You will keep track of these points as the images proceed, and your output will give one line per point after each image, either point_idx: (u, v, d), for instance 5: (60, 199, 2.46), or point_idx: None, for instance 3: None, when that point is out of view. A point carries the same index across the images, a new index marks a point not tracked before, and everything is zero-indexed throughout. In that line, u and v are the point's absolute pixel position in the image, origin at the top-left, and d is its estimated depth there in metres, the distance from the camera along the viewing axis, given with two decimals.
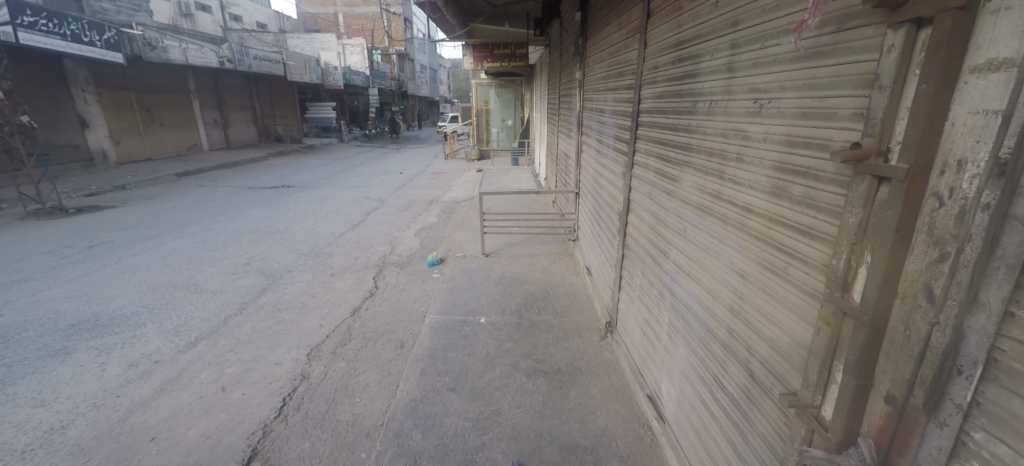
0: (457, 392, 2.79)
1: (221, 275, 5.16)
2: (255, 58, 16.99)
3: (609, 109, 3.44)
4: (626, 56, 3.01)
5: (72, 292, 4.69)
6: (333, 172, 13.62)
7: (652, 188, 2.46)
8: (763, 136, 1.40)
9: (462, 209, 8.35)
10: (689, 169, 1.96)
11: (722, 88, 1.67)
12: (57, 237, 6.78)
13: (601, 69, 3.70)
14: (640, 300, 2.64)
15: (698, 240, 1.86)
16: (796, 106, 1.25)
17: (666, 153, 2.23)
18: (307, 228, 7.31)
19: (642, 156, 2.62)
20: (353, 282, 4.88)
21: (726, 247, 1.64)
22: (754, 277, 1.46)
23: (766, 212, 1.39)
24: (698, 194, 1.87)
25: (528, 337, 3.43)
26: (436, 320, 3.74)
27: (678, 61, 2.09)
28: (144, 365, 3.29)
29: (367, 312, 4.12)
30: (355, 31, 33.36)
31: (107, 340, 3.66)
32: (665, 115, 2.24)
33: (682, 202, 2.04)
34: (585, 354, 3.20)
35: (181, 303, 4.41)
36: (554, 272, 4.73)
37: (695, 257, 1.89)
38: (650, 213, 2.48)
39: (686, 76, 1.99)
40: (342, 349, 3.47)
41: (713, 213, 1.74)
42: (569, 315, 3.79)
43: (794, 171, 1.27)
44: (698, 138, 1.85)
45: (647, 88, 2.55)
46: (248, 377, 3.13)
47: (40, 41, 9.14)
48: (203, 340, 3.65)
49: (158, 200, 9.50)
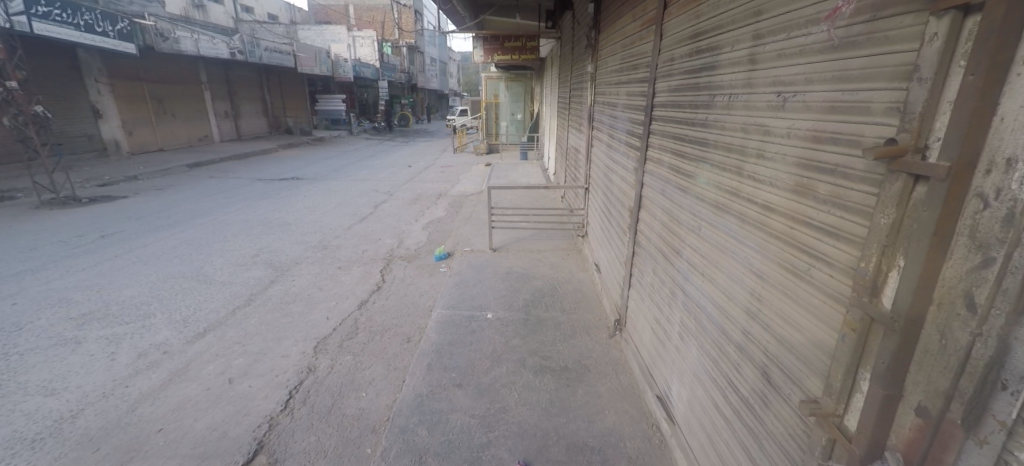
0: (463, 388, 2.77)
1: (230, 267, 5.19)
2: (265, 50, 17.06)
3: (621, 104, 3.37)
4: (639, 48, 2.94)
5: (84, 282, 4.74)
6: (342, 164, 13.65)
7: (665, 185, 2.39)
8: (787, 131, 1.34)
9: (470, 204, 8.33)
10: (705, 165, 1.89)
11: (742, 81, 1.61)
12: (71, 226, 6.87)
13: (614, 62, 3.63)
14: (651, 299, 2.59)
15: (713, 237, 1.81)
16: (824, 99, 1.19)
17: (681, 148, 2.17)
18: (315, 220, 7.32)
19: (656, 152, 2.55)
20: (361, 275, 4.87)
21: (744, 245, 1.58)
22: (772, 277, 1.41)
23: (786, 212, 1.34)
24: (714, 192, 1.81)
25: (536, 334, 3.39)
26: (442, 314, 3.71)
27: (695, 53, 2.03)
28: (153, 355, 3.31)
29: (374, 306, 4.11)
30: (365, 24, 33.38)
31: (117, 329, 3.70)
32: (681, 109, 2.17)
33: (697, 200, 1.98)
34: (593, 351, 3.16)
35: (190, 294, 4.44)
36: (562, 268, 4.68)
37: (709, 256, 1.84)
38: (663, 209, 2.42)
39: (704, 68, 1.93)
40: (348, 343, 3.46)
41: (730, 211, 1.68)
42: (576, 312, 3.75)
43: (820, 169, 1.20)
44: (716, 133, 1.79)
45: (661, 82, 2.49)
46: (254, 369, 3.14)
47: (54, 31, 9.25)
48: (211, 331, 3.67)
49: (170, 191, 9.60)
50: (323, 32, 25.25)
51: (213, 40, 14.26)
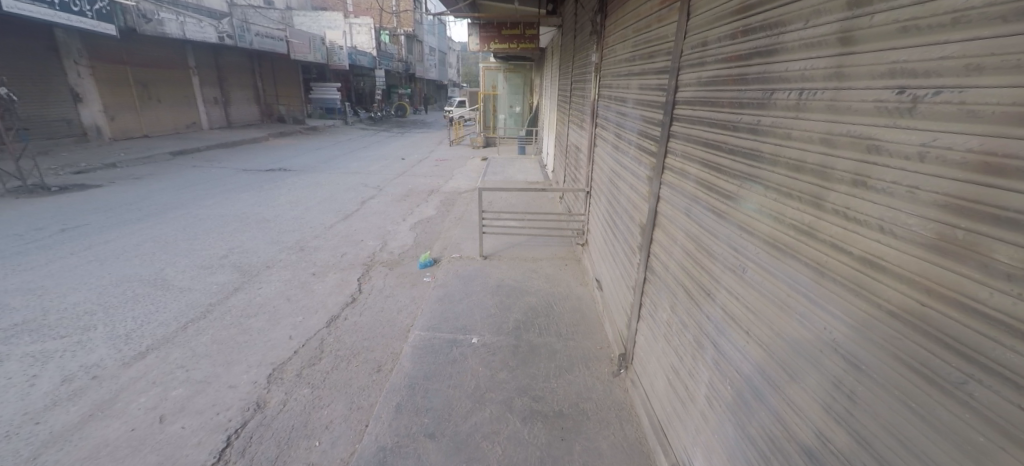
0: (435, 440, 2.30)
1: (194, 270, 4.69)
2: (256, 34, 16.43)
3: (632, 98, 2.87)
4: (657, 31, 2.44)
5: (26, 285, 4.22)
6: (332, 155, 13.10)
7: (691, 203, 1.90)
8: (918, 151, 0.86)
9: (463, 202, 7.80)
10: (754, 186, 1.43)
11: (825, 71, 1.12)
12: (32, 218, 6.35)
13: (623, 50, 3.13)
14: (667, 343, 2.12)
15: (768, 286, 1.34)
16: (1012, 102, 0.71)
17: (715, 159, 1.69)
18: (297, 217, 6.83)
19: (679, 162, 2.06)
20: (335, 284, 4.38)
21: (822, 312, 1.11)
22: (872, 369, 0.95)
23: (914, 277, 0.87)
24: (772, 224, 1.33)
25: (527, 366, 2.92)
26: (420, 338, 3.23)
27: (743, 33, 1.54)
28: (78, 381, 2.81)
29: (344, 323, 3.61)
30: (363, 11, 32.69)
31: (48, 345, 3.19)
32: (716, 108, 1.69)
33: (740, 230, 1.51)
34: (592, 391, 2.69)
35: (142, 302, 3.92)
36: (558, 282, 4.20)
37: (759, 308, 1.38)
38: (687, 234, 1.93)
39: (758, 52, 1.44)
40: (309, 371, 2.98)
41: (797, 257, 1.21)
42: (575, 337, 3.27)
43: (997, 219, 0.73)
44: (776, 144, 1.32)
45: (687, 71, 2.00)
46: (193, 404, 2.64)
47: (26, 9, 8.64)
48: (154, 350, 3.16)
49: (148, 181, 9.05)
50: (319, 19, 24.66)
51: (200, 24, 13.62)
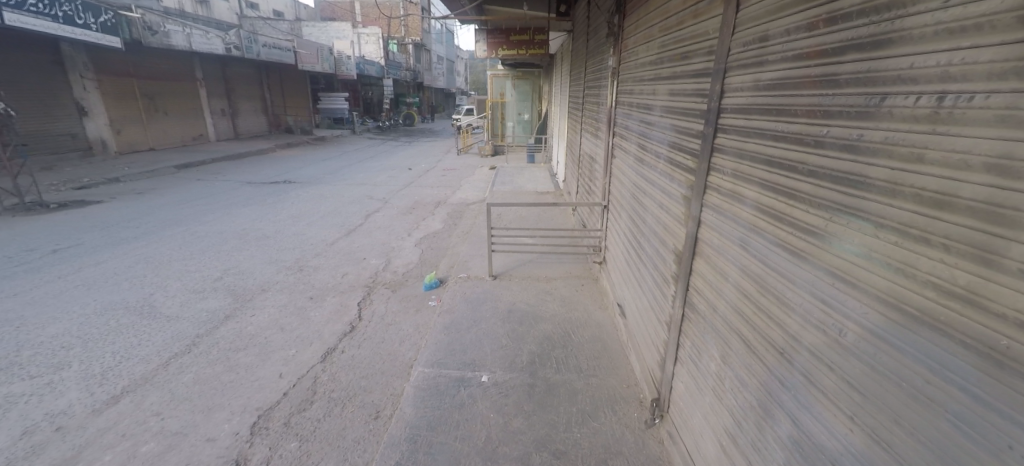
0: None
1: (185, 295, 4.40)
2: (264, 46, 16.39)
3: (660, 105, 2.52)
4: (693, 28, 2.09)
5: (6, 314, 3.96)
6: (339, 166, 12.89)
7: (748, 235, 1.55)
8: None
9: (471, 215, 7.49)
10: (854, 221, 1.08)
11: (995, 67, 0.77)
12: (26, 238, 6.15)
13: (647, 53, 2.79)
14: (717, 399, 1.75)
15: (884, 360, 0.98)
16: None
17: (788, 183, 1.34)
18: (298, 232, 6.56)
19: (729, 183, 1.70)
20: (332, 310, 4.05)
21: (1000, 420, 0.76)
22: None
23: None
24: (888, 278, 0.97)
25: (545, 411, 2.56)
26: (423, 376, 2.89)
27: (825, 22, 1.19)
28: (40, 434, 2.50)
29: (341, 358, 3.28)
30: (371, 21, 32.82)
31: (14, 388, 2.90)
32: (787, 118, 1.34)
33: (830, 276, 1.16)
34: (621, 444, 2.32)
35: (125, 334, 3.63)
36: (575, 306, 3.83)
37: (872, 390, 1.02)
38: (743, 272, 1.58)
39: (852, 47, 1.08)
40: (298, 418, 2.65)
41: (943, 330, 0.86)
42: (597, 373, 2.91)
43: None
44: (896, 169, 0.95)
45: (739, 71, 1.64)
46: (163, 463, 2.31)
47: (28, 23, 8.55)
48: (128, 394, 2.85)
49: (150, 195, 8.88)
50: (327, 29, 24.76)
51: (206, 35, 13.56)
